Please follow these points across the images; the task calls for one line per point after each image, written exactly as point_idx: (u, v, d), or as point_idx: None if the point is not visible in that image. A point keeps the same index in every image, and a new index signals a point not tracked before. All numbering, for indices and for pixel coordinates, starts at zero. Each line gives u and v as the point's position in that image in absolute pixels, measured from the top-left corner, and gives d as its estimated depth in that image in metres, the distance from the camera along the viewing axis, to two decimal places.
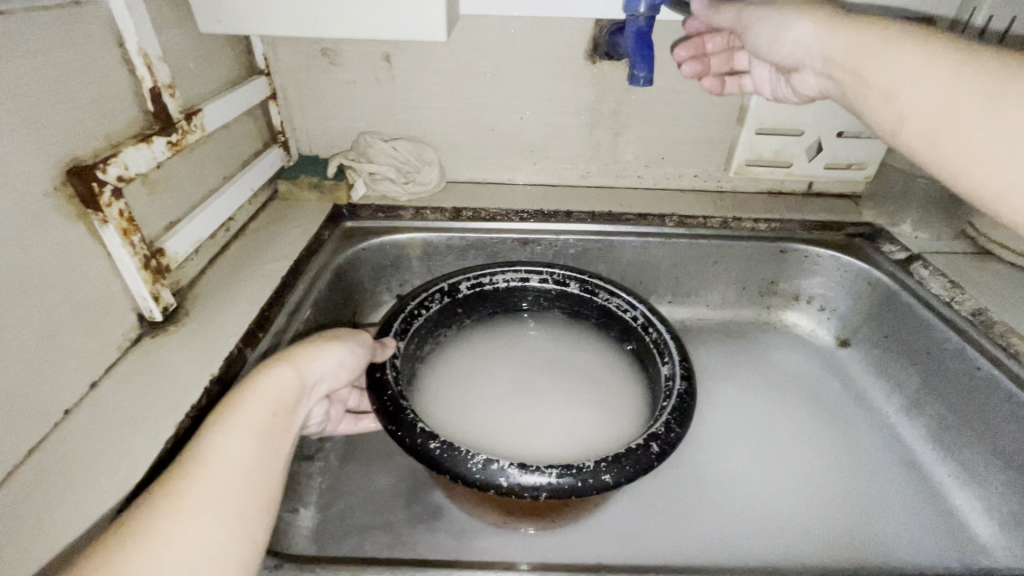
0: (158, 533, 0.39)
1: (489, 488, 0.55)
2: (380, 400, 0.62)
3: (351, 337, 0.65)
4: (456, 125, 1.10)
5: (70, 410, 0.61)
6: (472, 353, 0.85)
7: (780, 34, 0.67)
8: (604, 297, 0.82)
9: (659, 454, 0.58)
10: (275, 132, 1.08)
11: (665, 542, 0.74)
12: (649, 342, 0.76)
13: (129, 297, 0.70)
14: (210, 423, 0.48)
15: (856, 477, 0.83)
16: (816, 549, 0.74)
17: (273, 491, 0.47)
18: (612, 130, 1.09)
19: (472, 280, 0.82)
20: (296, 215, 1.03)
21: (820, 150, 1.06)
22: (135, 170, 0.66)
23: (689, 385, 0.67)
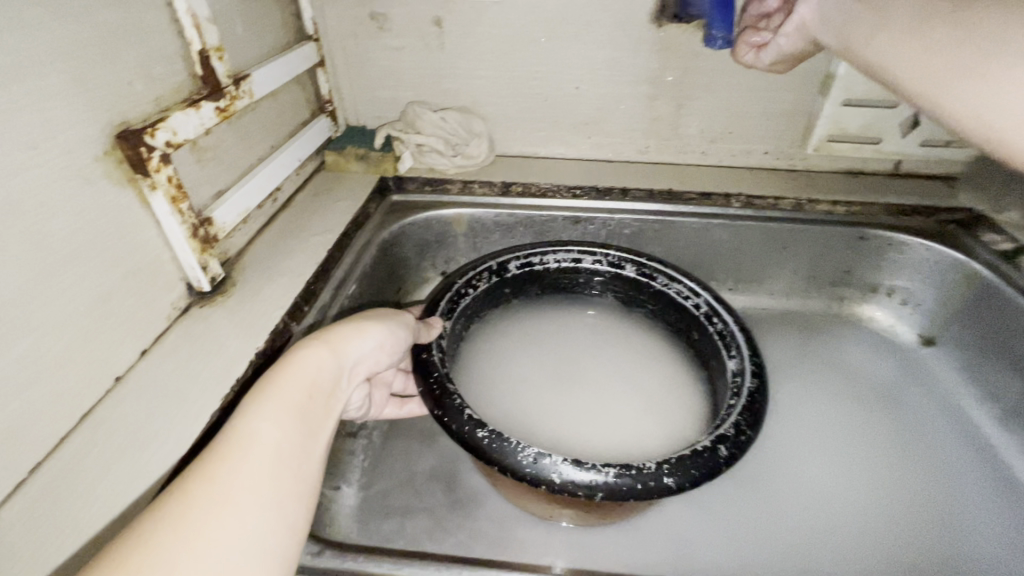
0: (193, 520, 0.37)
1: (540, 483, 0.51)
2: (425, 386, 0.58)
3: (391, 317, 0.62)
4: (507, 95, 1.04)
5: (121, 376, 0.61)
6: (520, 337, 0.81)
7: None
8: (663, 282, 0.76)
9: (727, 460, 0.53)
10: (323, 100, 1.05)
11: (721, 546, 0.70)
12: (713, 334, 0.69)
13: (177, 267, 0.69)
14: (245, 404, 0.46)
15: (938, 489, 0.75)
16: (891, 567, 0.68)
17: (311, 480, 0.45)
18: (676, 101, 1.01)
19: (522, 260, 0.77)
20: (342, 187, 1.00)
21: (917, 125, 0.95)
22: (183, 136, 0.64)
23: (760, 384, 0.61)
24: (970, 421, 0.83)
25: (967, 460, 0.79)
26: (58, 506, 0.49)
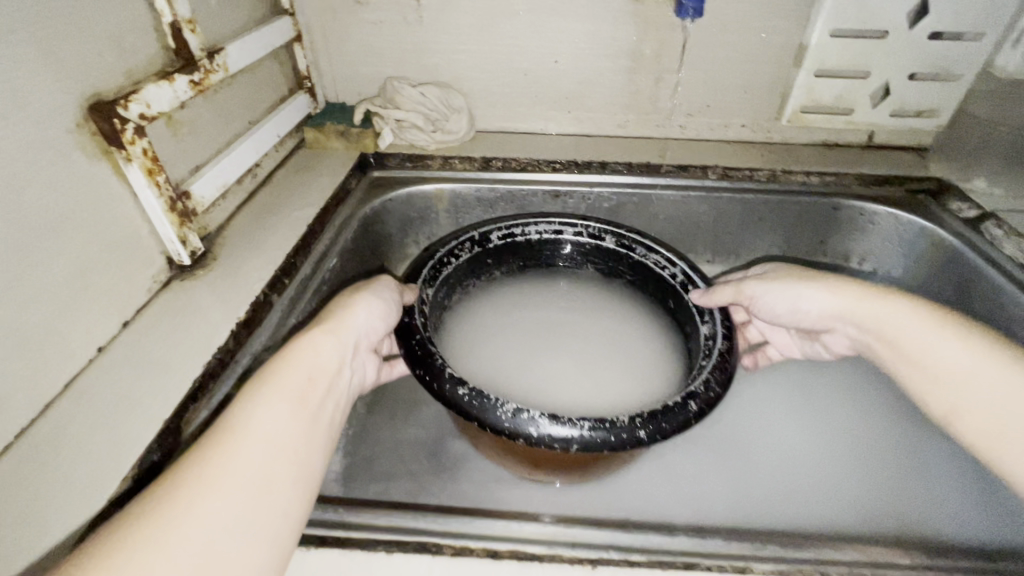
0: (190, 499, 0.39)
1: (518, 436, 0.53)
2: (409, 348, 0.60)
3: (378, 289, 0.65)
4: (486, 69, 1.04)
5: (105, 346, 0.62)
6: (502, 306, 0.83)
7: (795, 304, 0.72)
8: (642, 253, 0.79)
9: (696, 415, 0.55)
10: (301, 77, 1.05)
11: (690, 498, 0.72)
12: (687, 302, 0.72)
13: (157, 240, 0.69)
14: (245, 390, 0.48)
15: (902, 445, 0.78)
16: (856, 514, 0.70)
17: (304, 457, 0.46)
18: (654, 75, 1.01)
19: (504, 231, 0.79)
20: (323, 164, 1.01)
21: (888, 95, 0.96)
22: (157, 108, 0.64)
23: (730, 347, 0.63)
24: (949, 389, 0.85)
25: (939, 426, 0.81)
26: (45, 468, 0.51)
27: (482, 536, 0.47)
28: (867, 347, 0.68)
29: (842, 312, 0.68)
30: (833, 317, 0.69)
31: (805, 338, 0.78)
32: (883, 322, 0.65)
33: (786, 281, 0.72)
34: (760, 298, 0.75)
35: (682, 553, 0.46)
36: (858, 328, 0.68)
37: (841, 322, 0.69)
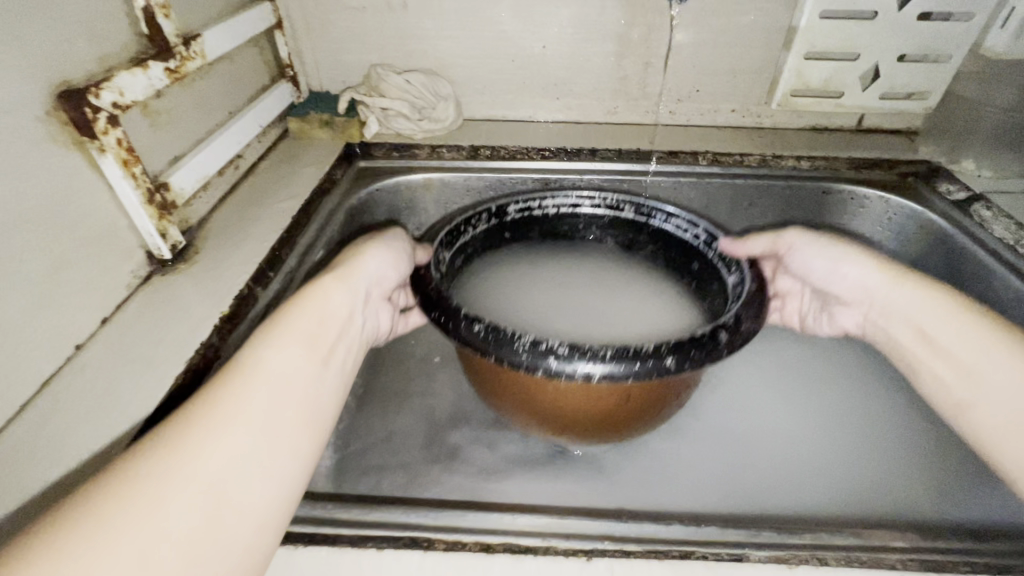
0: (195, 435, 0.37)
1: (536, 370, 0.46)
2: (422, 291, 0.54)
3: (394, 241, 0.63)
4: (473, 56, 1.02)
5: (83, 344, 0.60)
6: (517, 279, 0.72)
7: (835, 267, 0.64)
8: (662, 218, 0.70)
9: (727, 346, 0.48)
10: (282, 65, 1.02)
11: (656, 485, 0.67)
12: (711, 258, 0.65)
13: (136, 234, 0.67)
14: (260, 332, 0.47)
15: (880, 431, 0.76)
16: (841, 499, 0.66)
17: (317, 402, 0.46)
18: (644, 60, 1.00)
19: (521, 203, 0.72)
20: (308, 154, 0.98)
21: (877, 78, 0.93)
22: (131, 97, 0.62)
23: (761, 288, 0.56)
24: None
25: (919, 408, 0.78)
26: (22, 470, 0.49)
27: (473, 529, 0.46)
28: (880, 333, 0.61)
29: (873, 293, 0.60)
30: (863, 296, 0.61)
31: (819, 310, 0.71)
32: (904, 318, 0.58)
33: (832, 246, 0.65)
34: (796, 255, 0.68)
35: (678, 542, 0.45)
36: (879, 314, 0.60)
37: (864, 302, 0.62)
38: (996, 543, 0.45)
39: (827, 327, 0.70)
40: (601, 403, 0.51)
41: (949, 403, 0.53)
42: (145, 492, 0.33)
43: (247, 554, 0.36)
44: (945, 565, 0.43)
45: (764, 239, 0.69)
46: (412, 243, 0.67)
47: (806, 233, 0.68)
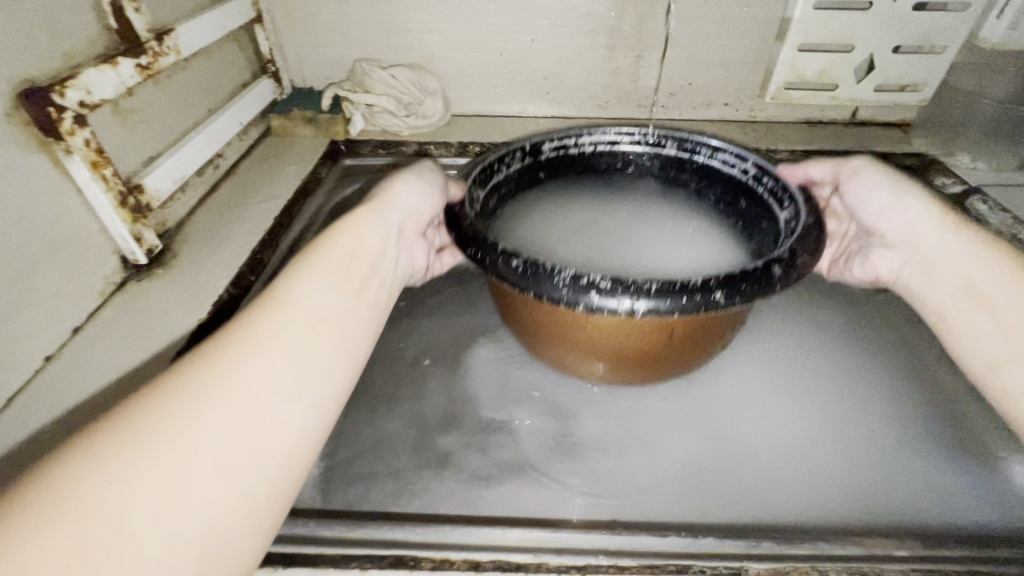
0: (230, 360, 0.35)
1: (577, 304, 0.42)
2: (457, 227, 0.50)
3: (429, 173, 0.58)
4: (460, 50, 1.00)
5: (52, 355, 0.58)
6: (558, 214, 0.63)
7: (890, 204, 0.57)
8: (708, 154, 0.64)
9: (782, 279, 0.43)
10: (264, 61, 0.99)
11: (623, 487, 0.56)
12: (764, 193, 0.58)
13: (108, 239, 0.65)
14: (293, 264, 0.43)
15: (906, 419, 0.62)
16: (852, 508, 0.54)
17: (347, 340, 0.42)
18: (635, 52, 0.98)
19: (557, 142, 0.65)
20: (291, 152, 0.96)
21: (872, 70, 0.92)
22: (99, 95, 0.59)
23: (817, 222, 0.50)
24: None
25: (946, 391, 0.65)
26: None
27: (461, 545, 0.45)
28: (917, 278, 0.56)
29: (923, 236, 0.54)
30: (908, 241, 0.56)
31: (853, 250, 0.65)
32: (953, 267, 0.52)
33: (896, 181, 0.58)
34: (855, 184, 0.61)
35: (673, 555, 0.44)
36: (924, 260, 0.55)
37: (908, 244, 0.56)
38: (995, 551, 0.45)
39: (855, 269, 0.65)
40: (643, 337, 0.49)
41: (980, 367, 0.49)
42: (182, 412, 0.32)
43: (285, 481, 0.34)
44: None
45: (829, 165, 0.65)
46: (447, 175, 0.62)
47: (877, 165, 0.61)
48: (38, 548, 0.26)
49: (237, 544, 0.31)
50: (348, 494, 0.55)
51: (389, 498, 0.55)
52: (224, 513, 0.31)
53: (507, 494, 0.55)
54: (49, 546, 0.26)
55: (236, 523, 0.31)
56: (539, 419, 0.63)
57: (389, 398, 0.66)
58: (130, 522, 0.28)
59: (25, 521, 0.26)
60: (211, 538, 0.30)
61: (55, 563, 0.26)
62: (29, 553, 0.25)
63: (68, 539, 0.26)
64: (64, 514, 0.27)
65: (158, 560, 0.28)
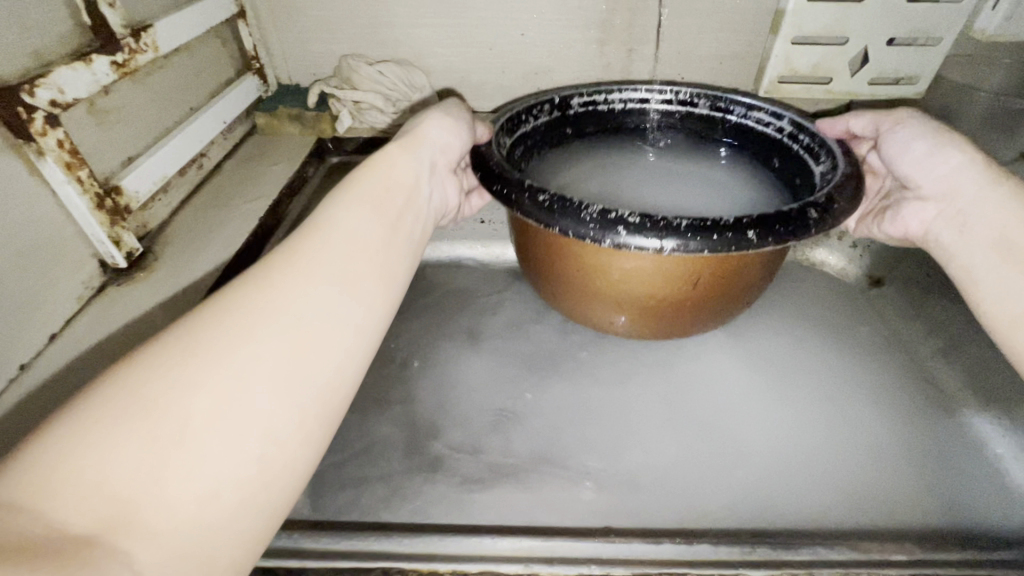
0: (277, 279, 0.35)
1: (604, 240, 0.41)
2: (484, 166, 0.48)
3: (456, 113, 0.57)
4: (449, 45, 0.98)
5: (28, 364, 0.56)
6: (579, 170, 0.60)
7: (928, 155, 0.52)
8: (741, 112, 0.62)
9: (818, 223, 0.41)
10: (248, 57, 0.97)
11: (617, 494, 0.55)
12: (799, 150, 0.56)
13: (86, 241, 0.63)
14: (331, 194, 0.43)
15: (898, 415, 0.62)
16: (849, 510, 0.53)
17: (387, 264, 0.41)
18: (626, 47, 0.96)
19: (586, 96, 0.64)
20: (277, 151, 0.94)
21: (866, 62, 0.90)
22: (72, 94, 0.57)
23: (857, 173, 0.47)
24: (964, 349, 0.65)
25: (938, 388, 0.65)
26: None
27: (450, 556, 0.44)
28: (950, 234, 0.50)
29: (962, 188, 0.49)
30: (944, 195, 0.50)
31: (881, 207, 0.59)
32: (992, 221, 0.47)
33: (941, 132, 0.52)
34: (892, 137, 0.56)
35: (666, 563, 0.44)
36: (959, 214, 0.49)
37: (944, 197, 0.50)
38: (993, 554, 0.44)
39: (880, 228, 0.59)
40: (669, 282, 0.48)
41: (1001, 328, 0.45)
42: (233, 326, 0.32)
43: (334, 397, 0.34)
44: None
45: (870, 116, 0.59)
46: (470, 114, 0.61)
47: (923, 117, 0.55)
48: (109, 443, 0.26)
49: (290, 449, 0.31)
50: (336, 502, 0.54)
51: (380, 505, 0.54)
52: (278, 423, 0.31)
53: (498, 499, 0.54)
54: (117, 444, 0.26)
55: (291, 431, 0.31)
56: (526, 426, 0.61)
57: (378, 402, 0.64)
58: (194, 422, 0.28)
59: (96, 419, 0.27)
60: (267, 443, 0.30)
61: (127, 456, 0.26)
62: (102, 446, 0.26)
63: (137, 435, 0.27)
64: (132, 413, 0.27)
65: (221, 459, 0.28)
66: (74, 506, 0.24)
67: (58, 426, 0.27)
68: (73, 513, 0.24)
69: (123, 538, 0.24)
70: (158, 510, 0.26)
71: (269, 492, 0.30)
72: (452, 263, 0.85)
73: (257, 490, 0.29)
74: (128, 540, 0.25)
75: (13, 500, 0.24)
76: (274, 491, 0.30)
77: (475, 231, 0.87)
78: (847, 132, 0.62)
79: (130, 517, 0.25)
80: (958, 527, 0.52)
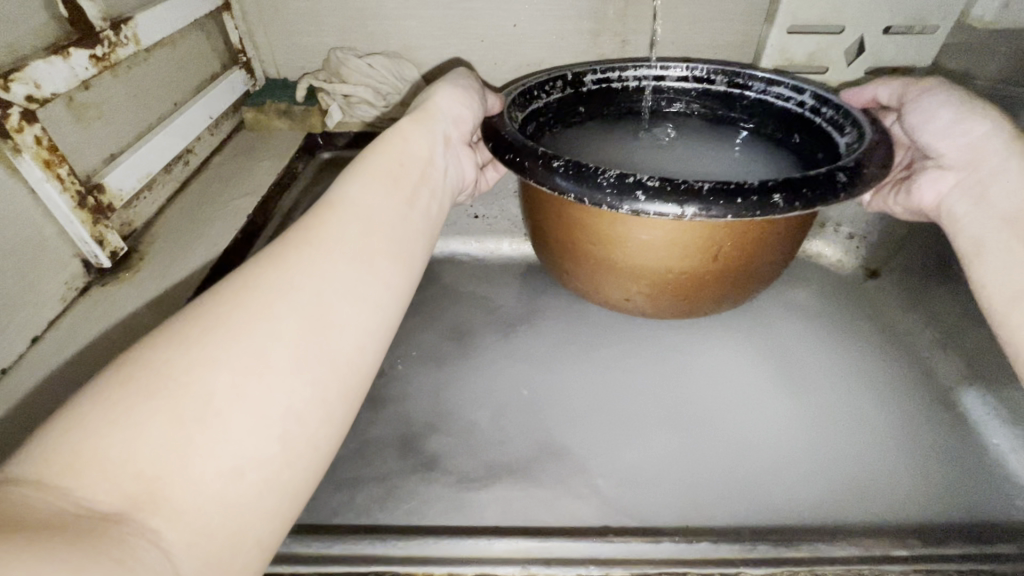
0: (292, 256, 0.34)
1: (621, 206, 0.39)
2: (495, 136, 0.47)
3: (467, 89, 0.56)
4: (440, 36, 0.96)
5: (9, 368, 0.54)
6: (594, 144, 0.58)
7: (955, 124, 0.51)
8: (761, 87, 0.61)
9: (847, 186, 0.40)
10: (235, 51, 0.95)
11: (615, 492, 0.54)
12: (822, 123, 0.55)
13: (68, 241, 0.61)
14: (345, 170, 0.42)
15: (897, 408, 0.61)
16: (849, 506, 0.53)
17: (404, 240, 0.40)
18: (621, 37, 0.95)
19: (599, 73, 0.62)
20: (268, 146, 0.92)
21: (862, 52, 0.88)
22: (49, 89, 0.56)
23: (884, 139, 0.46)
24: (960, 340, 0.64)
25: (936, 381, 0.64)
26: None
27: (445, 559, 0.43)
28: (966, 205, 0.49)
29: (985, 159, 0.48)
30: (966, 165, 0.49)
31: (899, 178, 0.58)
32: (1012, 192, 0.46)
33: (969, 101, 0.51)
34: (917, 105, 0.55)
35: (666, 563, 0.43)
36: (979, 183, 0.48)
37: (967, 166, 0.49)
38: (998, 548, 0.43)
39: (895, 197, 0.57)
40: (688, 255, 0.47)
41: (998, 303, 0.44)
42: (251, 305, 0.31)
43: (353, 374, 0.33)
44: None
45: (898, 84, 0.57)
46: (481, 86, 0.61)
47: (951, 86, 0.53)
48: (133, 420, 0.25)
49: (312, 426, 0.30)
50: (330, 504, 0.53)
51: (376, 506, 0.53)
52: (301, 400, 0.30)
53: (495, 498, 0.53)
54: (140, 422, 0.25)
55: (313, 407, 0.30)
56: (517, 422, 0.60)
57: (372, 400, 0.63)
58: (218, 400, 0.27)
59: (118, 396, 0.26)
60: (290, 419, 0.29)
61: (151, 433, 0.25)
62: (126, 423, 0.25)
63: (162, 411, 0.25)
64: (155, 390, 0.26)
65: (246, 435, 0.27)
66: (100, 485, 0.23)
67: (76, 406, 0.25)
68: (99, 491, 0.23)
69: (151, 516, 0.23)
70: (185, 487, 0.24)
71: (293, 469, 0.29)
72: (446, 259, 0.84)
73: (282, 467, 0.28)
74: (155, 518, 0.23)
75: (36, 480, 0.23)
76: (298, 469, 0.29)
77: (469, 225, 0.85)
78: (874, 101, 0.61)
79: (157, 495, 0.24)
80: (958, 521, 0.52)
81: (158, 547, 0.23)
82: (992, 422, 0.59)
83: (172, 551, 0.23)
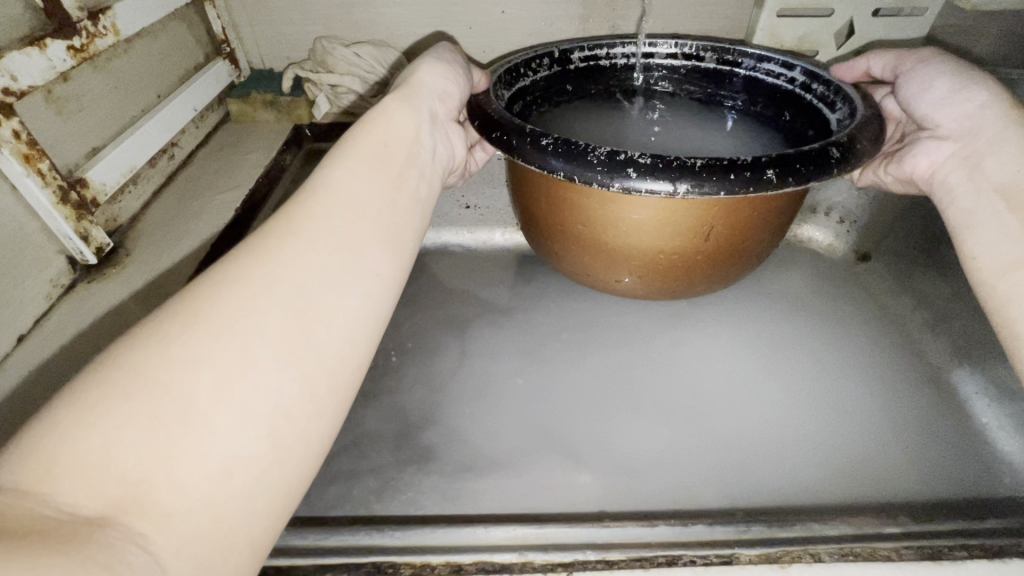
0: (274, 247, 0.33)
1: (612, 182, 0.39)
2: (481, 116, 0.46)
3: (452, 65, 0.55)
4: (426, 23, 0.95)
5: None
6: (580, 126, 0.58)
7: (953, 94, 0.51)
8: (751, 65, 0.61)
9: (840, 162, 0.40)
10: (218, 41, 0.93)
11: (612, 479, 0.54)
12: (812, 100, 0.54)
13: (51, 238, 0.60)
14: (326, 154, 0.41)
15: (886, 389, 0.62)
16: (838, 490, 0.53)
17: (392, 227, 0.39)
18: (610, 23, 0.94)
19: (586, 50, 0.62)
20: (254, 138, 0.91)
21: (851, 36, 0.88)
22: (26, 81, 0.54)
23: (878, 114, 0.46)
24: (950, 321, 0.64)
25: (925, 363, 0.65)
26: None
27: (447, 548, 0.43)
28: (961, 176, 0.49)
29: (984, 128, 0.48)
30: (963, 134, 0.49)
31: (890, 151, 0.58)
32: (1006, 163, 0.46)
33: (964, 72, 0.52)
34: (914, 76, 0.55)
35: (662, 545, 0.43)
36: (976, 153, 0.48)
37: (963, 135, 0.49)
38: (987, 525, 0.44)
39: (885, 169, 0.57)
40: (678, 235, 0.47)
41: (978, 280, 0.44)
42: (234, 300, 0.30)
43: (343, 368, 0.33)
44: (940, 552, 0.40)
45: (893, 56, 0.58)
46: (465, 62, 0.60)
47: (945, 57, 0.55)
48: (113, 424, 0.24)
49: (302, 423, 0.30)
50: (325, 496, 0.53)
51: (372, 497, 0.53)
52: (289, 398, 0.29)
53: (491, 487, 0.53)
54: (123, 424, 0.25)
55: (302, 402, 0.30)
56: (510, 411, 0.60)
57: (365, 392, 0.62)
58: (201, 399, 0.26)
59: (96, 399, 0.25)
60: (280, 416, 0.29)
61: (133, 436, 0.24)
62: (105, 427, 0.24)
63: (142, 413, 0.25)
64: (133, 392, 0.26)
65: (233, 434, 0.27)
66: (81, 489, 0.23)
67: (56, 411, 0.25)
68: (81, 497, 0.23)
69: (137, 521, 0.23)
70: (173, 490, 0.24)
71: (283, 468, 0.28)
72: (438, 250, 0.84)
73: (272, 466, 0.28)
74: (143, 522, 0.23)
75: (14, 487, 0.22)
76: (289, 468, 0.29)
77: (460, 216, 0.84)
78: (867, 74, 0.62)
79: (142, 499, 0.23)
80: (945, 499, 0.52)
81: (146, 552, 0.23)
82: (980, 401, 0.60)
83: (160, 555, 0.23)
